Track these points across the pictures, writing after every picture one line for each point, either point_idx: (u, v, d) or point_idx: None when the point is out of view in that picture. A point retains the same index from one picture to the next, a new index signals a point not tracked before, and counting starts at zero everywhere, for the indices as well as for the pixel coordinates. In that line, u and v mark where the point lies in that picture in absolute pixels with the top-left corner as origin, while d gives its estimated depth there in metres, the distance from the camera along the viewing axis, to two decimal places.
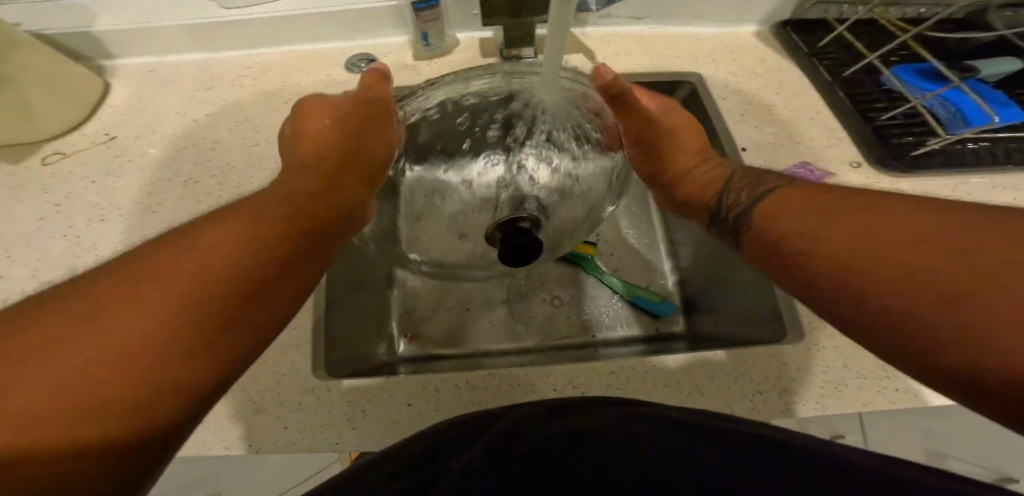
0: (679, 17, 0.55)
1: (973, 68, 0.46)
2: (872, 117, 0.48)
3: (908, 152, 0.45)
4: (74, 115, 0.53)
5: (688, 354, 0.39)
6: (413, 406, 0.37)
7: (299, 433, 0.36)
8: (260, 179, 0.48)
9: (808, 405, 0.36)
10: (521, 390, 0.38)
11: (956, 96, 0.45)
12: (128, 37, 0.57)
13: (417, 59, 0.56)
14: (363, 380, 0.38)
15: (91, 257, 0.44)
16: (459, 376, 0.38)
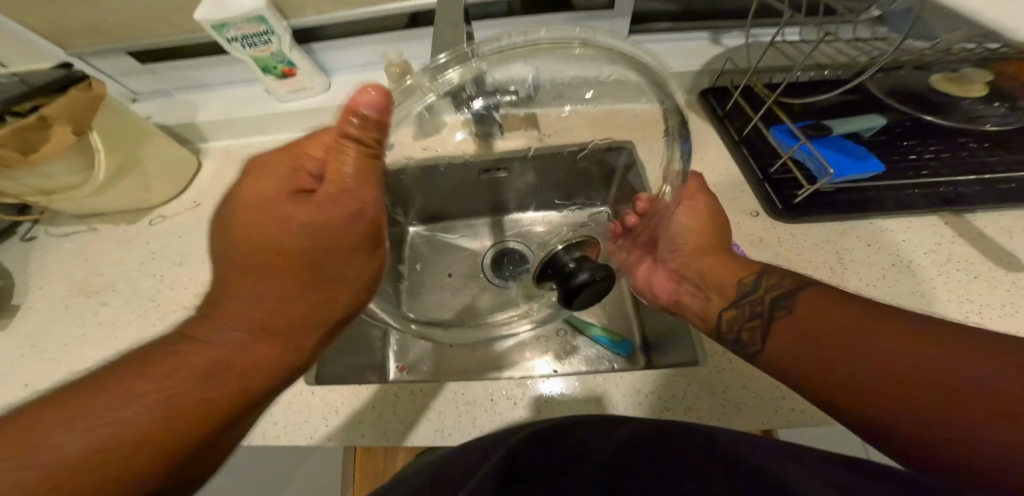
0: None
1: (827, 127, 0.52)
2: (765, 170, 0.55)
3: (793, 200, 0.51)
4: (176, 187, 0.75)
5: (610, 375, 0.52)
6: (397, 410, 0.52)
7: (309, 426, 0.52)
8: None
9: (707, 420, 0.48)
10: (463, 399, 0.52)
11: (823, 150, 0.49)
12: (214, 124, 0.79)
13: None
14: (364, 392, 0.54)
15: (175, 291, 0.63)
16: (416, 386, 0.54)
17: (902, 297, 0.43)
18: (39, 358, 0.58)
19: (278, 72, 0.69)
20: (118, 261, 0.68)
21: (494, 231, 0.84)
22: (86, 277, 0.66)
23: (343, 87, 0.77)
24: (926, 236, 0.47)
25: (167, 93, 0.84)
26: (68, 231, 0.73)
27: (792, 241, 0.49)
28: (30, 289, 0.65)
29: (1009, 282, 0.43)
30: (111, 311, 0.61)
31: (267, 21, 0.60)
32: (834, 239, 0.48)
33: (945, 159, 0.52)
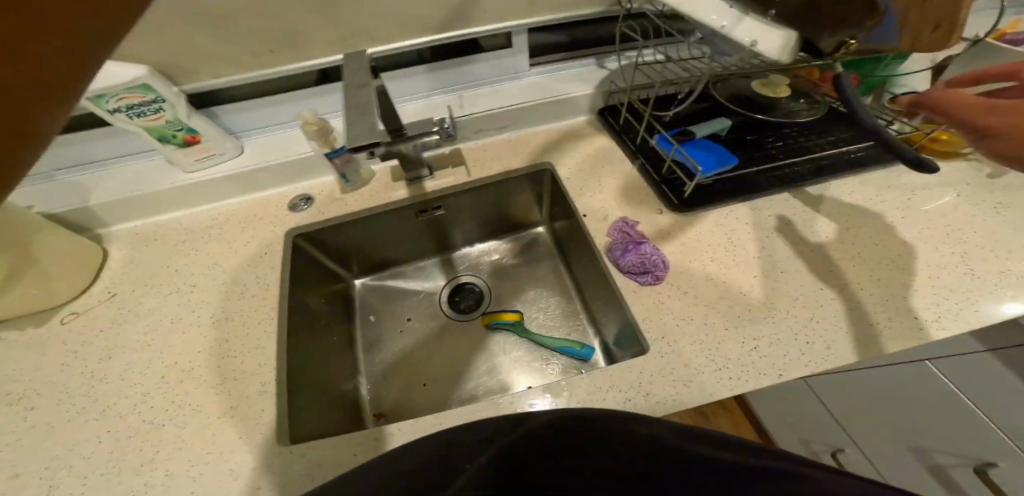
0: (531, 120, 0.76)
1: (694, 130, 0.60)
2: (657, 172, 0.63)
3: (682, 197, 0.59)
4: (82, 280, 0.68)
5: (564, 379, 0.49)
6: (359, 455, 0.50)
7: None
8: (227, 306, 0.64)
9: (664, 403, 0.44)
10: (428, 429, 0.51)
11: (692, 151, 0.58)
12: (117, 205, 0.73)
13: (343, 193, 0.73)
14: (320, 444, 0.51)
15: (102, 391, 0.58)
16: (376, 431, 0.51)
17: (784, 261, 0.52)
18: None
19: (179, 140, 0.64)
20: (27, 371, 0.60)
21: (445, 270, 0.90)
22: None
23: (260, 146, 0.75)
24: (788, 204, 0.57)
25: (50, 176, 0.75)
26: None
27: (694, 229, 0.57)
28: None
29: (862, 232, 0.53)
30: (25, 434, 0.54)
31: (154, 88, 0.56)
32: (725, 223, 0.57)
33: (796, 141, 0.64)
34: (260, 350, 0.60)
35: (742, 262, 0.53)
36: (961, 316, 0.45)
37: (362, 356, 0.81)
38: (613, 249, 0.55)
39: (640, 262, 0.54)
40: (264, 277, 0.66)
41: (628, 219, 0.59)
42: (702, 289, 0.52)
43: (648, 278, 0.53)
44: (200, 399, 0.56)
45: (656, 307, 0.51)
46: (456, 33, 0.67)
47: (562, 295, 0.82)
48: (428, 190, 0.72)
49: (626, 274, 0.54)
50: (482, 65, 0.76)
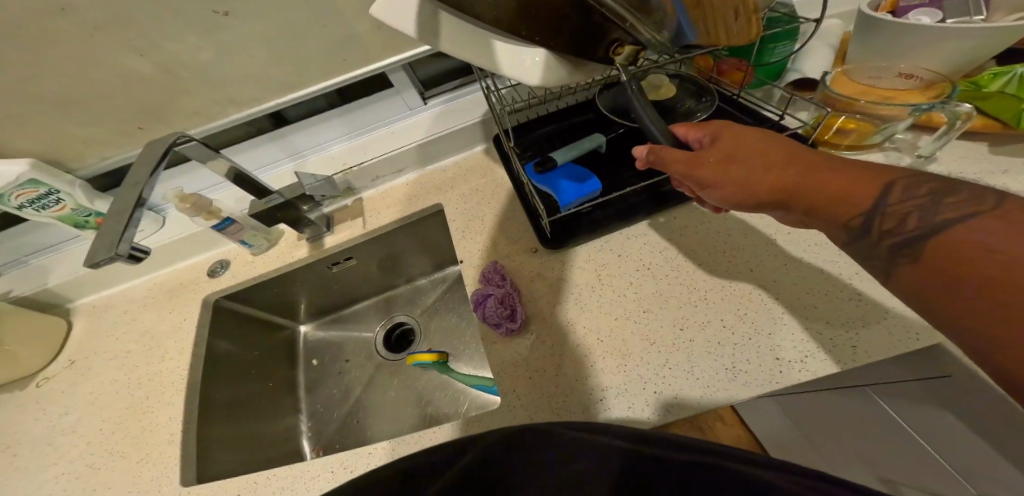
0: (424, 159, 0.73)
1: (554, 158, 0.56)
2: (531, 204, 0.60)
3: (547, 233, 0.56)
4: (46, 353, 0.73)
5: (427, 430, 0.51)
6: None
7: None
8: (152, 370, 0.68)
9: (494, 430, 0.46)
10: (308, 479, 0.53)
11: (552, 182, 0.55)
12: (71, 284, 0.78)
13: (253, 254, 0.75)
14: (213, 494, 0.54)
15: (40, 458, 0.63)
16: (262, 475, 0.54)
17: (644, 299, 0.49)
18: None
19: (92, 224, 0.70)
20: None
21: (382, 310, 0.92)
22: None
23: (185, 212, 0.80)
24: (663, 232, 0.54)
25: (20, 262, 0.80)
26: None
27: (561, 270, 0.54)
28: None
29: (734, 263, 0.50)
30: None
31: (42, 182, 0.60)
32: (592, 259, 0.54)
33: None
34: (175, 408, 0.64)
35: (606, 302, 0.50)
36: (821, 355, 0.42)
37: (305, 397, 0.84)
38: (472, 298, 0.52)
39: (494, 314, 0.50)
40: (184, 342, 0.70)
41: (498, 264, 0.56)
42: (563, 332, 0.49)
43: (503, 328, 0.50)
44: (117, 461, 0.60)
45: (510, 358, 0.49)
46: (331, 83, 0.68)
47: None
48: (326, 247, 0.72)
49: (486, 324, 0.51)
50: (373, 107, 0.74)
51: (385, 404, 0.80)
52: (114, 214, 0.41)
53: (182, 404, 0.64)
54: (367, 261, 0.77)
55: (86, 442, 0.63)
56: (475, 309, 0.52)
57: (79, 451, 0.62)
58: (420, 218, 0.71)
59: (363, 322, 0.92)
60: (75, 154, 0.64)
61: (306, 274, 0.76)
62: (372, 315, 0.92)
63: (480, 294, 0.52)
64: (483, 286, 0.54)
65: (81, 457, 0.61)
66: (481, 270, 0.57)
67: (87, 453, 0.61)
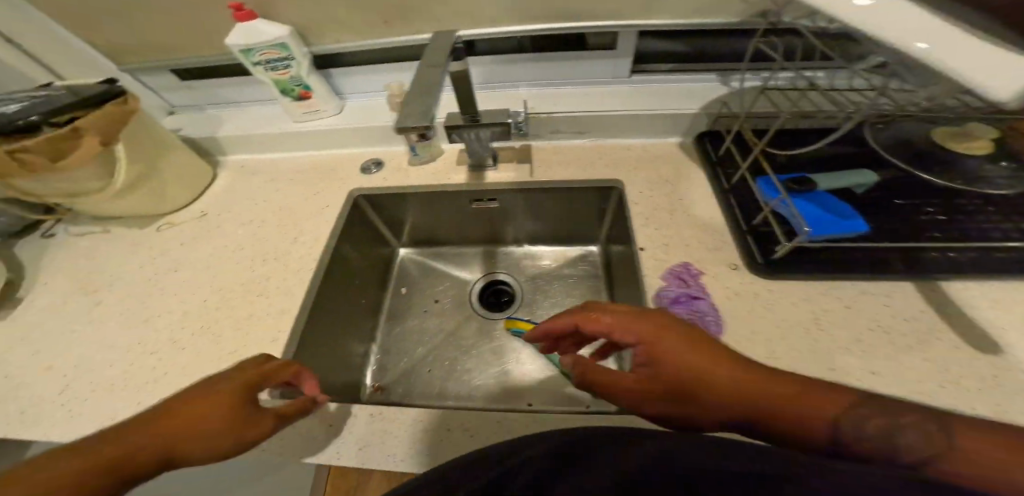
0: (614, 134, 0.70)
1: (811, 181, 0.50)
2: (752, 221, 0.54)
3: (768, 255, 0.50)
4: (188, 194, 0.73)
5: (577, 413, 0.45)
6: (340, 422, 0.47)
7: None
8: (279, 250, 0.66)
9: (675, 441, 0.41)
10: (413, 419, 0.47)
11: (803, 206, 0.48)
12: (232, 139, 0.80)
13: (411, 164, 0.76)
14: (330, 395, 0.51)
15: (161, 295, 0.62)
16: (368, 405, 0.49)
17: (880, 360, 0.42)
18: (31, 356, 0.58)
19: (295, 94, 0.74)
20: (116, 265, 0.67)
21: (487, 262, 0.92)
22: (90, 275, 0.67)
23: (361, 108, 0.82)
24: (908, 298, 0.47)
25: (201, 109, 0.84)
26: (84, 232, 0.73)
27: (774, 298, 0.48)
28: (35, 281, 0.67)
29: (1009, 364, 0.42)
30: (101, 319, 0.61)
31: (290, 48, 0.65)
32: (815, 299, 0.48)
33: (937, 220, 0.51)
34: (290, 298, 0.60)
35: (826, 348, 0.44)
36: None
37: (392, 322, 0.84)
38: (664, 293, 0.50)
39: (689, 316, 0.47)
40: (318, 231, 0.68)
41: (691, 265, 0.53)
42: (754, 349, 0.45)
43: (695, 337, 0.46)
44: (230, 329, 0.58)
45: None
46: (561, 27, 0.64)
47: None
48: (486, 181, 0.71)
49: (672, 326, 0.47)
50: (581, 65, 0.71)
51: (473, 359, 0.78)
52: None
53: (301, 292, 0.61)
54: (513, 215, 0.76)
55: (201, 298, 0.61)
56: (656, 302, 0.49)
57: (194, 309, 0.60)
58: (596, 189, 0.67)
59: (468, 268, 0.91)
60: (315, 33, 0.68)
61: (451, 202, 0.77)
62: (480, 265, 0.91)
63: (675, 292, 0.50)
64: (674, 283, 0.52)
65: (200, 308, 0.61)
66: (668, 268, 0.54)
67: (207, 307, 0.61)
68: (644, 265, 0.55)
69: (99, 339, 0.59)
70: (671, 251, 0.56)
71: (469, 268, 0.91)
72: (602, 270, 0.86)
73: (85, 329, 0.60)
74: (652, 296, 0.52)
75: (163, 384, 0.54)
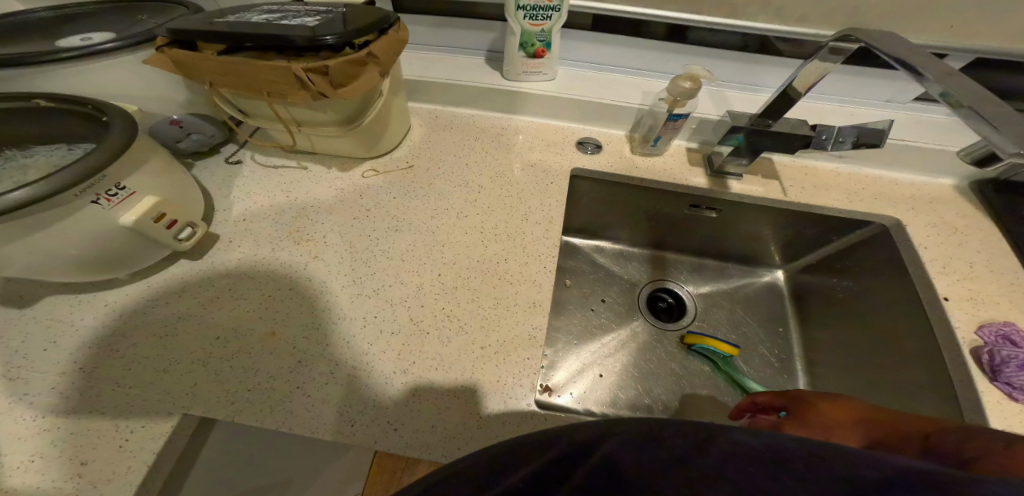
0: (876, 164, 0.68)
1: None
2: None
3: None
4: (391, 142, 0.66)
5: None
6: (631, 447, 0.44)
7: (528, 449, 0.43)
8: (512, 227, 0.59)
9: None
10: None
11: None
12: (443, 88, 0.73)
13: (634, 152, 0.71)
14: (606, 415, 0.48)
15: (387, 254, 0.56)
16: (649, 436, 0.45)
17: None
18: (244, 314, 0.50)
19: (532, 50, 0.69)
20: (324, 212, 0.59)
21: (654, 265, 0.87)
22: (296, 217, 0.58)
23: (579, 78, 0.75)
24: None
25: None
26: (275, 163, 0.62)
27: None
28: (229, 213, 0.57)
29: None
30: (321, 271, 0.53)
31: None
32: None
33: None
34: (537, 287, 0.54)
35: None
36: None
37: (557, 311, 0.78)
38: (1008, 353, 0.47)
39: None
40: (552, 212, 0.61)
41: (1020, 327, 0.50)
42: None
43: None
44: (479, 309, 0.53)
45: None
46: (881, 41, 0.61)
47: (776, 349, 0.75)
48: (729, 189, 0.66)
49: (993, 380, 0.47)
50: (863, 82, 0.68)
51: (653, 366, 0.74)
52: (976, 100, 0.30)
53: (547, 279, 0.55)
54: (729, 228, 0.72)
55: (433, 267, 0.55)
56: (982, 356, 0.49)
57: (428, 281, 0.54)
58: (859, 223, 0.65)
59: (637, 267, 0.87)
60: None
61: (661, 204, 0.71)
62: (652, 267, 0.87)
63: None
64: (1003, 343, 0.49)
65: (435, 277, 0.54)
66: (986, 325, 0.51)
67: (442, 279, 0.55)
68: (953, 318, 0.53)
69: (325, 301, 0.51)
70: (973, 309, 0.53)
71: (635, 267, 0.87)
72: (783, 296, 0.82)
73: (301, 279, 0.52)
74: (976, 352, 0.49)
75: (424, 365, 0.48)
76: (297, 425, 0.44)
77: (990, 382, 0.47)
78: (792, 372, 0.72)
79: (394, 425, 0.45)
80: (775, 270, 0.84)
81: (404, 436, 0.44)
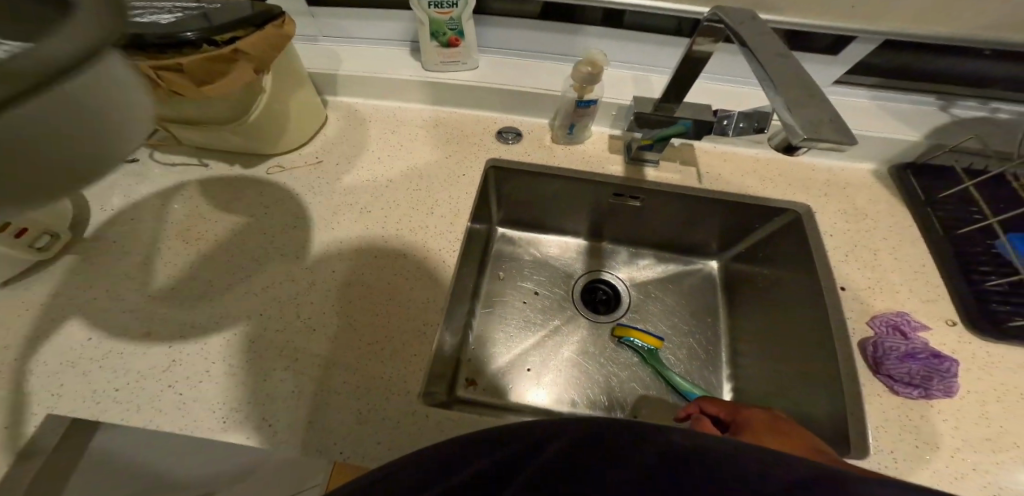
0: (795, 148, 0.67)
1: None
2: (977, 280, 0.55)
3: (1007, 321, 0.51)
4: (299, 138, 0.63)
5: None
6: None
7: (389, 448, 0.42)
8: (416, 221, 0.58)
9: None
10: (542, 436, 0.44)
11: None
12: (358, 80, 0.71)
13: (555, 141, 0.68)
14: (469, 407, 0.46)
15: (278, 253, 0.54)
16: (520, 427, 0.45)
17: None
18: (123, 316, 0.48)
19: (444, 39, 0.66)
20: (220, 211, 0.57)
21: (591, 257, 0.86)
22: (187, 217, 0.56)
23: (500, 66, 0.72)
24: None
25: (313, 40, 0.77)
26: (172, 161, 0.60)
27: (990, 361, 0.49)
28: (115, 213, 0.55)
29: None
30: (210, 271, 0.52)
31: None
32: None
33: None
34: (434, 284, 0.53)
35: None
36: None
37: (486, 305, 0.77)
38: (891, 345, 0.47)
39: (921, 373, 0.46)
40: (460, 205, 0.60)
41: (906, 316, 0.51)
42: (952, 404, 0.46)
43: (910, 391, 0.46)
44: (371, 305, 0.51)
45: (924, 430, 0.44)
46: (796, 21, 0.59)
47: (703, 340, 0.74)
48: (645, 178, 0.65)
49: (875, 373, 0.48)
50: None
51: (579, 358, 0.73)
52: (789, 86, 0.31)
53: (447, 274, 0.54)
54: (653, 219, 0.71)
55: (327, 264, 0.53)
56: (866, 347, 0.49)
57: (321, 278, 0.52)
58: (776, 208, 0.63)
59: (574, 259, 0.85)
60: None
61: (583, 197, 0.69)
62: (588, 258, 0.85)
63: (906, 346, 0.47)
64: (890, 334, 0.50)
65: (327, 275, 0.53)
66: (877, 315, 0.52)
67: (332, 277, 0.52)
68: (847, 308, 0.53)
69: (209, 301, 0.50)
70: (869, 299, 0.54)
71: (570, 260, 0.85)
72: (717, 285, 0.81)
73: (187, 281, 0.51)
74: (866, 342, 0.50)
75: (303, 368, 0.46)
76: (168, 423, 0.43)
77: (874, 373, 0.48)
78: (717, 363, 0.72)
79: (271, 422, 0.43)
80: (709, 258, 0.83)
81: (275, 435, 0.42)
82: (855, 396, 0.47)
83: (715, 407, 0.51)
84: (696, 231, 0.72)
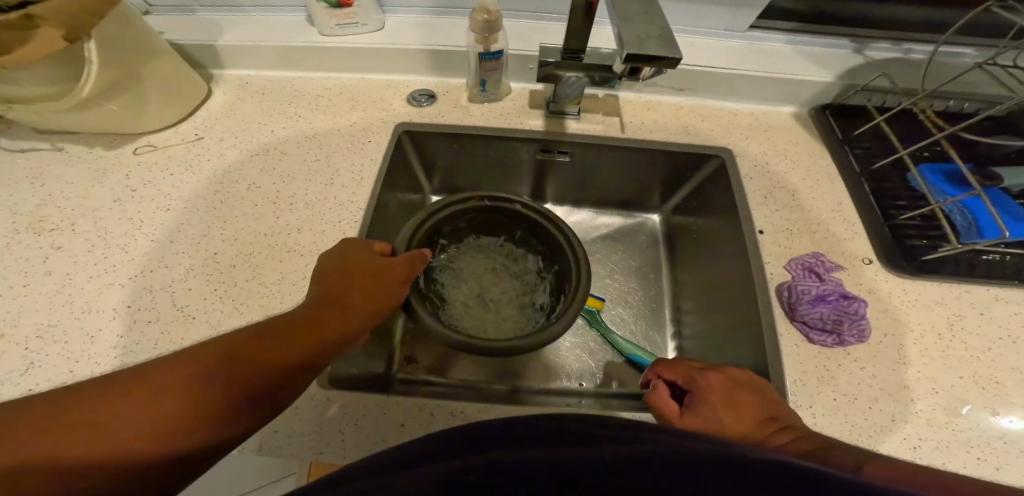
0: (715, 94, 0.65)
1: (996, 178, 0.53)
2: (892, 216, 0.54)
3: (921, 254, 0.51)
4: (176, 113, 0.56)
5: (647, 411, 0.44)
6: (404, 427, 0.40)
7: (286, 438, 0.39)
8: (313, 192, 0.52)
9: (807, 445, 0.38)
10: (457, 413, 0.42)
11: (975, 205, 0.51)
12: (246, 49, 0.63)
13: (470, 101, 0.64)
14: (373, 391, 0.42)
15: (149, 237, 0.47)
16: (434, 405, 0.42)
17: (1005, 371, 0.43)
18: None
19: None
20: (78, 197, 0.50)
21: None
22: (37, 207, 0.49)
23: (408, 27, 0.66)
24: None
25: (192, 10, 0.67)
26: (20, 146, 0.53)
27: (906, 297, 0.48)
28: None
29: None
30: (64, 262, 0.45)
31: None
32: (946, 303, 0.48)
33: None
34: None
35: (956, 354, 0.45)
36: None
37: None
38: (804, 288, 0.47)
39: (832, 317, 0.45)
40: (364, 173, 0.55)
41: (822, 257, 0.51)
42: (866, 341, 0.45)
43: (824, 338, 0.45)
44: (256, 285, 0.45)
45: (838, 372, 0.44)
46: None
47: (647, 298, 0.70)
48: (566, 131, 0.62)
49: (792, 320, 0.47)
50: (702, 9, 0.64)
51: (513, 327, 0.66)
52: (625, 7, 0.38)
53: None
54: (580, 179, 0.68)
55: (206, 246, 0.47)
56: (784, 293, 0.49)
57: (199, 261, 0.46)
58: (699, 154, 0.62)
59: None
60: None
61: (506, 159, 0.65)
62: None
63: (818, 289, 0.47)
64: (806, 276, 0.49)
65: (206, 257, 0.47)
66: (795, 258, 0.52)
67: (211, 259, 0.46)
68: (766, 252, 0.52)
69: (58, 295, 0.43)
70: (789, 242, 0.53)
71: None
72: (659, 241, 0.75)
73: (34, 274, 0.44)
74: (783, 287, 0.49)
75: None
76: None
77: (791, 321, 0.47)
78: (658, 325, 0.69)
79: None
80: (650, 212, 0.76)
81: None
82: (772, 341, 0.46)
83: (671, 371, 0.42)
84: (627, 188, 0.70)
